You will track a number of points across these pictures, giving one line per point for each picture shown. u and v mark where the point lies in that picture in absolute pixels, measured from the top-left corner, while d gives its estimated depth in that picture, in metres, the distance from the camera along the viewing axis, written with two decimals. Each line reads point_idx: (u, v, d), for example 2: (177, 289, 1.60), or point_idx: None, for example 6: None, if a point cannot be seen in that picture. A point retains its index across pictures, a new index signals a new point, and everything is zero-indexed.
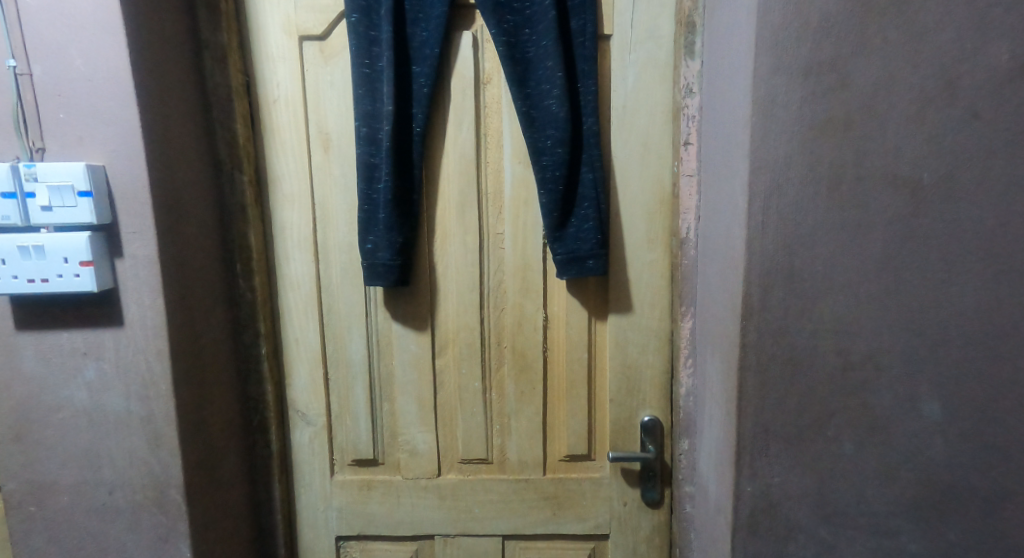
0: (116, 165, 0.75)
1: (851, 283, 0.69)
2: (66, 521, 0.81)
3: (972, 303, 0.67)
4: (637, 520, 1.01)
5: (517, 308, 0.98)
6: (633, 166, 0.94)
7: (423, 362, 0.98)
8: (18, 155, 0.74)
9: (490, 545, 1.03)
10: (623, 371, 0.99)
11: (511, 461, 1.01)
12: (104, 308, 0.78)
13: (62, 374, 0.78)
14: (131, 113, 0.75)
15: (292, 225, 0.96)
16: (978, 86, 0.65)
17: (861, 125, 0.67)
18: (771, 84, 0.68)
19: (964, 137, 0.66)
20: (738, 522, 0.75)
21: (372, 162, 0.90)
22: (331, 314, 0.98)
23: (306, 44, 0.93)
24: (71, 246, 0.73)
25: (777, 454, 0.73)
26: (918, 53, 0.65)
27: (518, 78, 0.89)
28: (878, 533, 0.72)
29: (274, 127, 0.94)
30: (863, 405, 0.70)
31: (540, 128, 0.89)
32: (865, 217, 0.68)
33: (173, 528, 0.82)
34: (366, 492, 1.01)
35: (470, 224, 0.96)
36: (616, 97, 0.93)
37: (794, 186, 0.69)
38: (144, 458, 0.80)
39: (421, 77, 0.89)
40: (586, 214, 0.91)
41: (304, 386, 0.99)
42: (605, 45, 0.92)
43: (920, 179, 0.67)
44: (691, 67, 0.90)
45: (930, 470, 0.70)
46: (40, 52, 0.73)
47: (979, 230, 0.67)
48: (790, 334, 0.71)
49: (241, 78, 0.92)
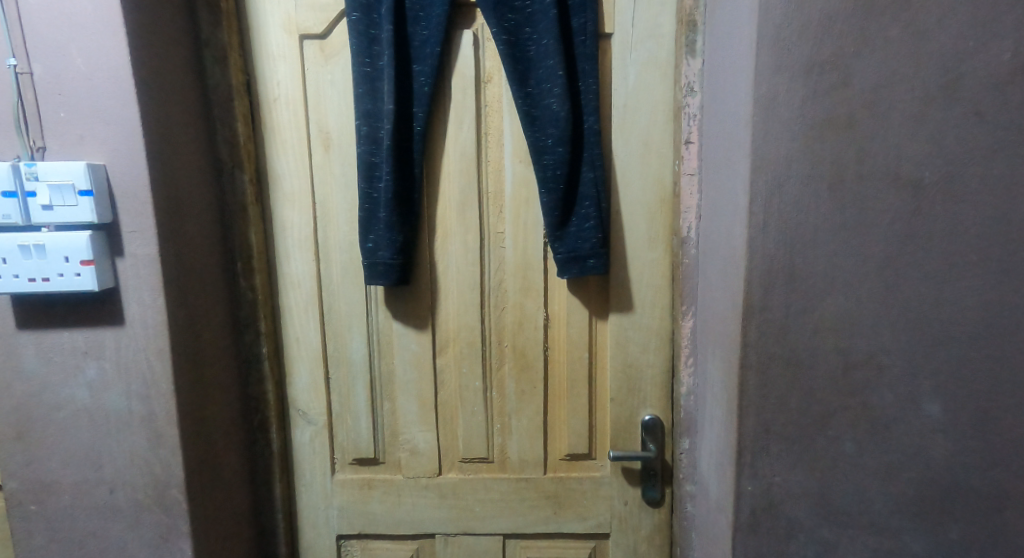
0: (116, 165, 0.75)
1: (852, 282, 0.69)
2: (67, 520, 0.81)
3: (973, 302, 0.67)
4: (637, 520, 1.01)
5: (517, 307, 0.97)
6: (634, 165, 0.94)
7: (424, 361, 0.98)
8: (19, 154, 0.74)
9: (491, 544, 1.03)
10: (623, 370, 0.98)
11: (511, 460, 1.01)
12: (105, 307, 0.78)
13: (63, 374, 0.78)
14: (132, 112, 0.75)
15: (293, 225, 0.96)
16: (980, 85, 0.65)
17: (863, 124, 0.67)
18: (772, 83, 0.68)
19: (964, 137, 0.66)
20: (739, 521, 0.75)
21: (372, 161, 0.90)
22: (332, 314, 0.98)
23: (306, 43, 0.93)
24: (71, 245, 0.73)
25: (777, 453, 0.73)
26: (921, 51, 0.65)
27: (518, 77, 0.88)
28: (879, 533, 0.72)
29: (274, 126, 0.94)
30: (865, 404, 0.70)
31: (541, 127, 0.89)
32: (866, 217, 0.68)
33: (174, 527, 0.82)
34: (367, 491, 1.02)
35: (470, 223, 0.96)
36: (617, 96, 0.93)
37: (795, 185, 0.69)
38: (144, 457, 0.80)
39: (422, 76, 0.89)
40: (587, 214, 0.91)
41: (304, 385, 0.99)
42: (606, 43, 0.92)
43: (921, 178, 0.67)
44: (692, 66, 0.89)
45: (931, 470, 0.70)
46: (40, 51, 0.73)
47: (978, 230, 0.66)
48: (791, 334, 0.71)
49: (241, 78, 0.92)
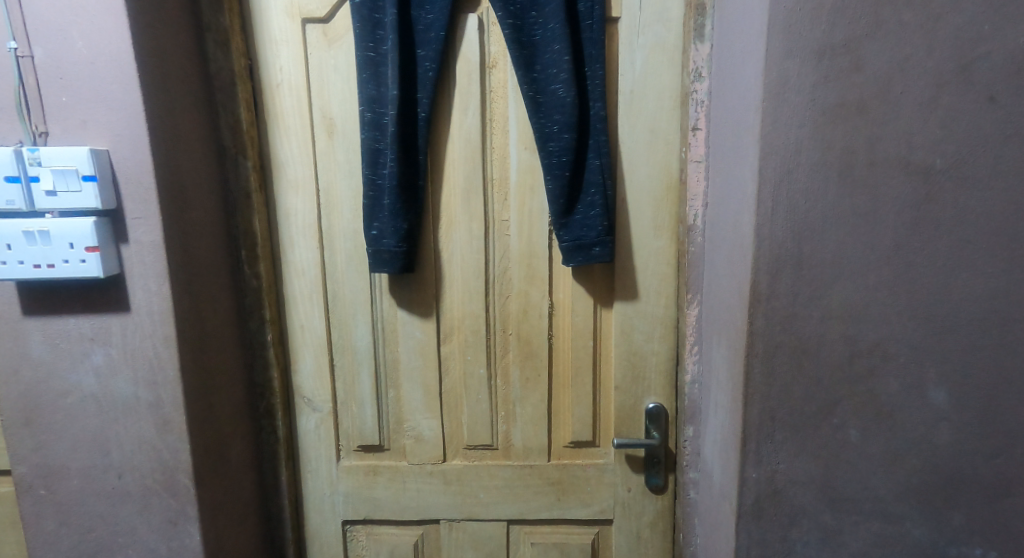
0: (120, 150, 0.75)
1: (860, 271, 0.68)
2: (77, 505, 0.82)
3: (982, 291, 0.67)
4: (641, 506, 1.02)
5: (522, 296, 0.97)
6: (641, 152, 0.93)
7: (429, 349, 0.98)
8: (22, 139, 0.73)
9: (496, 529, 1.03)
10: (628, 358, 0.98)
11: (516, 447, 1.01)
12: (111, 294, 0.78)
13: (70, 360, 0.79)
14: (134, 97, 0.74)
15: (297, 212, 0.95)
16: (995, 69, 0.64)
17: (874, 110, 0.66)
18: (783, 67, 0.66)
19: (977, 123, 0.65)
20: (743, 508, 0.75)
21: (377, 147, 0.89)
22: (336, 301, 0.98)
23: (308, 27, 0.92)
24: (76, 231, 0.73)
25: (783, 441, 0.73)
26: (935, 35, 0.64)
27: (524, 62, 0.87)
28: (883, 519, 0.72)
29: (277, 111, 0.93)
30: (870, 392, 0.70)
31: (546, 113, 0.88)
32: (875, 204, 0.67)
33: (183, 511, 0.83)
34: (372, 477, 1.02)
35: (475, 210, 0.95)
36: (625, 82, 0.92)
37: (804, 172, 0.68)
38: (152, 443, 0.81)
39: (427, 61, 0.88)
40: (593, 201, 0.90)
41: (309, 372, 0.99)
42: (613, 28, 0.91)
43: (932, 164, 0.66)
44: (701, 51, 0.88)
45: (937, 456, 0.70)
46: (40, 34, 0.72)
47: (988, 219, 0.66)
48: (798, 322, 0.70)
49: (243, 62, 0.91)
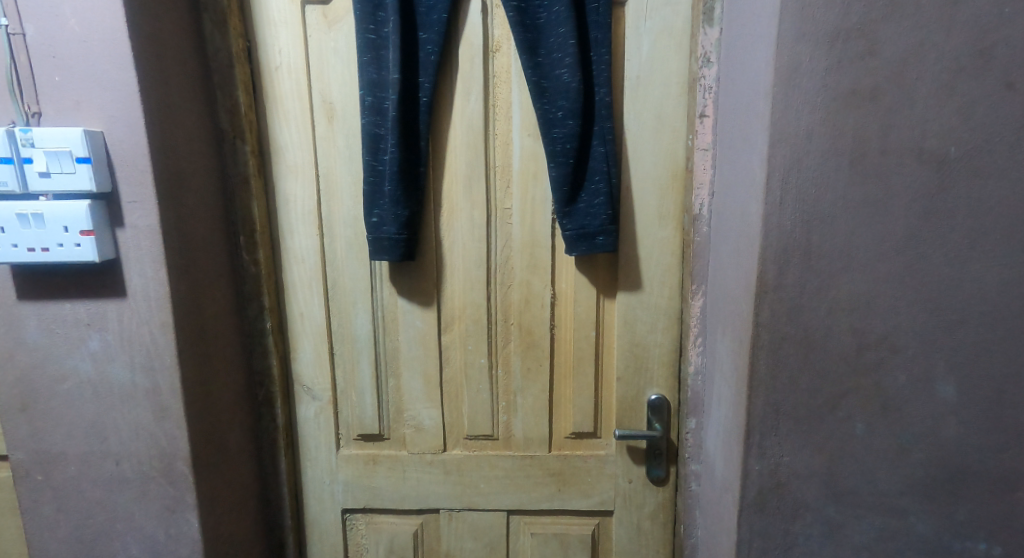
0: (114, 132, 0.73)
1: (869, 263, 0.67)
2: (74, 491, 0.81)
3: (993, 284, 0.66)
4: (642, 497, 1.01)
5: (524, 285, 0.96)
6: (646, 139, 0.91)
7: (429, 338, 0.97)
8: (14, 119, 0.72)
9: (495, 520, 1.03)
10: (631, 349, 0.97)
11: (516, 437, 1.00)
12: (107, 279, 0.77)
13: (65, 345, 0.78)
14: (128, 76, 0.72)
15: (297, 198, 0.94)
16: (1015, 54, 0.62)
17: (887, 98, 0.64)
18: (794, 52, 0.64)
19: (994, 110, 0.63)
20: (745, 500, 0.74)
21: (378, 132, 0.88)
22: (336, 289, 0.97)
23: (307, 7, 0.90)
24: (71, 215, 0.72)
25: (787, 434, 0.72)
26: (952, 18, 0.62)
27: (528, 46, 0.86)
28: (886, 513, 0.71)
29: (277, 95, 0.91)
30: (878, 386, 0.69)
31: (550, 99, 0.87)
32: (885, 193, 0.66)
33: (180, 499, 0.82)
34: (372, 466, 1.01)
35: (477, 198, 0.94)
36: (630, 67, 0.90)
37: (814, 161, 0.66)
38: (149, 430, 0.80)
39: (428, 44, 0.86)
40: (597, 189, 0.89)
41: (308, 360, 0.98)
42: (620, 11, 0.89)
43: (946, 152, 0.64)
44: (710, 35, 0.87)
45: (942, 451, 0.69)
46: (32, 11, 0.71)
47: (1001, 210, 0.64)
48: (804, 313, 0.69)
49: (241, 44, 0.89)
